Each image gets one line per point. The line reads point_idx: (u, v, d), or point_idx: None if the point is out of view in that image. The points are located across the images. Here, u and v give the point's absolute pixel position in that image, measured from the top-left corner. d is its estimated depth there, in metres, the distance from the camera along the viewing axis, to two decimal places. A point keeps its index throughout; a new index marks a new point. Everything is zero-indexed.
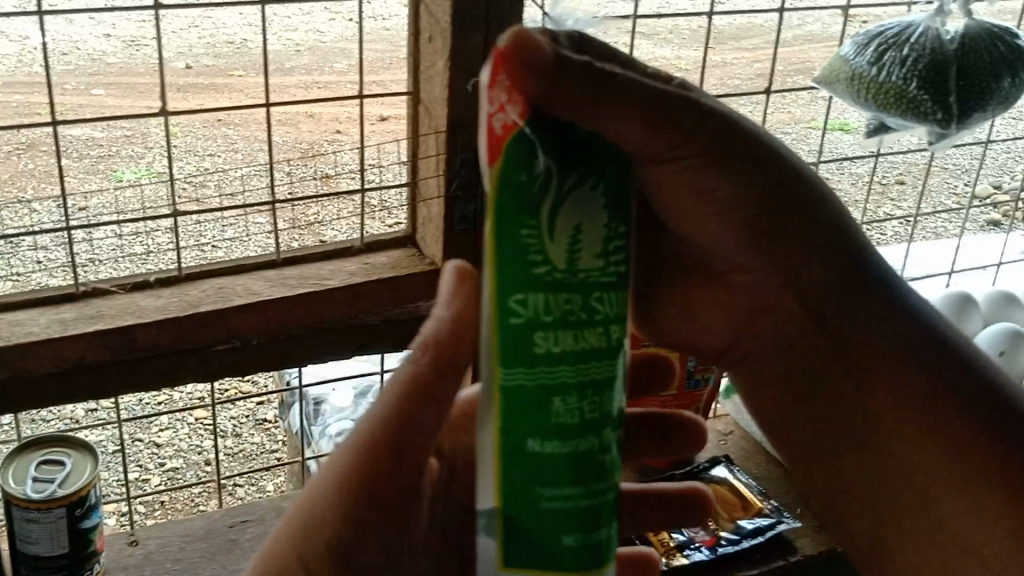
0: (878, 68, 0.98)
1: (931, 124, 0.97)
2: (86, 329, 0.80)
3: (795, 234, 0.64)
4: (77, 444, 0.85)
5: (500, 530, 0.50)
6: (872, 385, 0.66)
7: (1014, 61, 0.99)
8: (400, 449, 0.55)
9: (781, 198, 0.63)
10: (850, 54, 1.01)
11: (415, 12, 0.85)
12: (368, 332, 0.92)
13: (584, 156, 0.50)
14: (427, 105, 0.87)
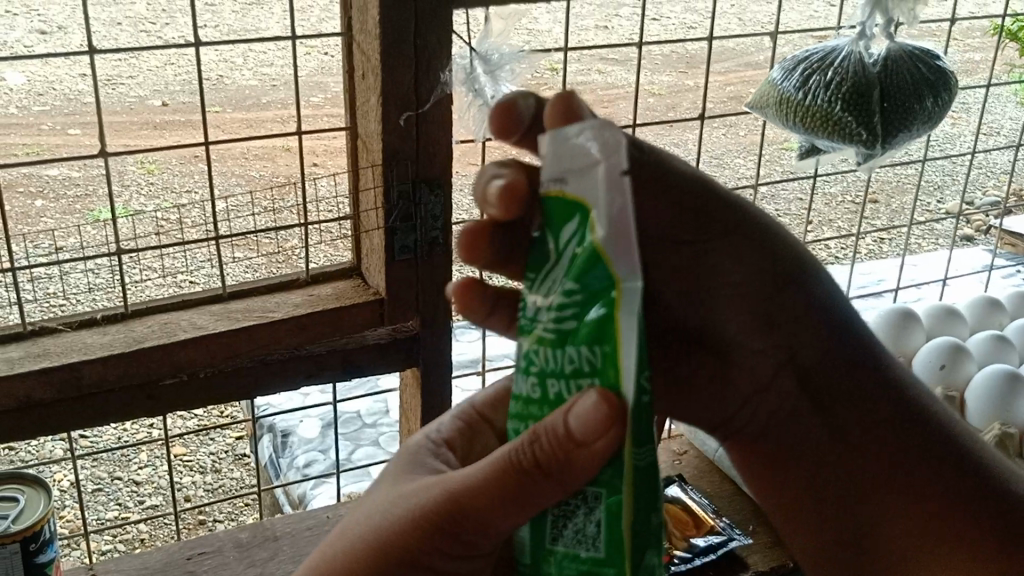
0: (804, 92, 1.01)
1: (856, 144, 1.01)
2: (30, 366, 0.81)
3: (788, 308, 0.68)
4: (31, 481, 0.87)
5: None
6: (874, 450, 0.70)
7: (934, 81, 1.02)
8: (470, 516, 0.50)
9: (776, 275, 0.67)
10: (778, 80, 1.04)
11: (348, 53, 0.89)
12: (316, 362, 0.93)
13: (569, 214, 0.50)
14: (364, 139, 0.90)
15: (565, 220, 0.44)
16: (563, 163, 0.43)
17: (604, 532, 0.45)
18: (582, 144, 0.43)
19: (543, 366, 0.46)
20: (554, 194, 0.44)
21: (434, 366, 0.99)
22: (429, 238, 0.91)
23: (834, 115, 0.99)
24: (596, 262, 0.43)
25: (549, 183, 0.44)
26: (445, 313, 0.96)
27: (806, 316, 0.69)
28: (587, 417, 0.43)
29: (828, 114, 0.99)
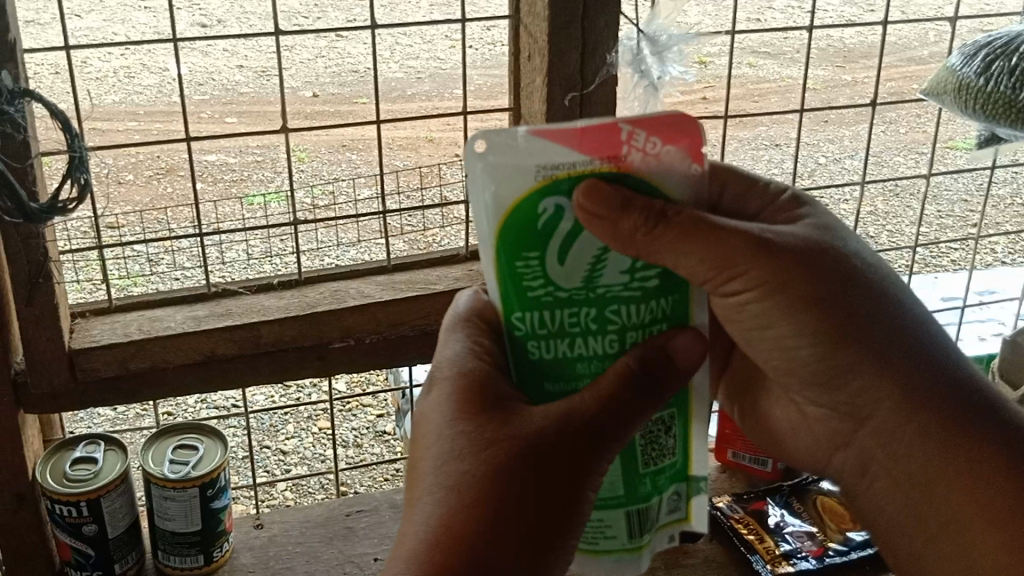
0: (986, 77, 0.97)
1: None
2: (218, 324, 0.87)
3: (838, 340, 0.60)
4: (208, 431, 0.93)
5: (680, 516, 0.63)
6: (920, 464, 0.63)
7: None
8: (579, 443, 0.53)
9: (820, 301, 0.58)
10: (958, 65, 1.00)
11: (515, 35, 0.91)
12: None
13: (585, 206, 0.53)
14: (527, 119, 0.92)
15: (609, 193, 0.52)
16: (622, 143, 0.51)
17: (679, 439, 0.61)
18: (649, 130, 0.51)
19: (626, 321, 0.55)
20: (604, 170, 0.52)
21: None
22: None
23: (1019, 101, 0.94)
24: (658, 198, 0.53)
25: (599, 161, 0.51)
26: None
27: (867, 346, 0.60)
28: (689, 353, 0.56)
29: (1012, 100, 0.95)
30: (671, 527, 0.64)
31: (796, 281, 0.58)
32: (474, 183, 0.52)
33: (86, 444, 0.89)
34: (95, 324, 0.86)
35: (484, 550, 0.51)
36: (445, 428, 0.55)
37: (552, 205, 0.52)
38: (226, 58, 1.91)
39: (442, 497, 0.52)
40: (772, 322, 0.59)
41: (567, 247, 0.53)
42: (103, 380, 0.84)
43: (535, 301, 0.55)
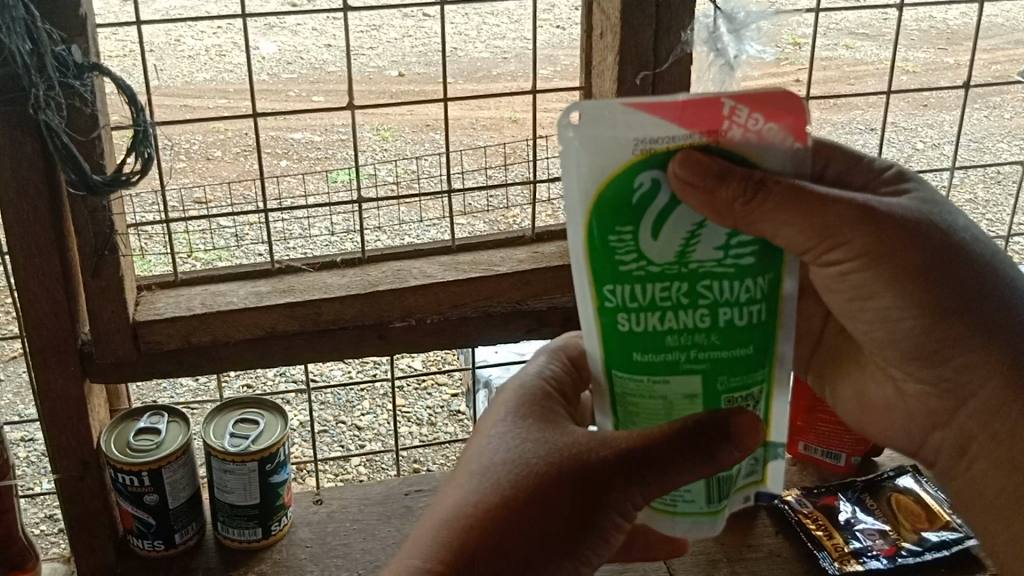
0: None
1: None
2: (279, 300, 0.87)
3: (943, 311, 0.59)
4: (270, 406, 0.93)
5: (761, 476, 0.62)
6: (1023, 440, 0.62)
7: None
8: (610, 475, 0.58)
9: (928, 273, 0.57)
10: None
11: (588, 10, 0.88)
12: (536, 318, 0.94)
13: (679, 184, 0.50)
14: (597, 100, 0.90)
15: None
16: (723, 119, 0.48)
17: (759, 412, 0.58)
18: (753, 106, 0.48)
19: (718, 296, 0.53)
20: (704, 146, 0.49)
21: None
22: None
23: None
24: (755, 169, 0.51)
25: (699, 136, 0.49)
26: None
27: (971, 319, 0.59)
28: (747, 437, 0.56)
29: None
30: (748, 489, 0.62)
31: (903, 251, 0.56)
32: (570, 158, 0.50)
33: (151, 414, 0.90)
34: (160, 297, 0.87)
35: (497, 540, 0.57)
36: (501, 435, 0.62)
37: (648, 179, 0.50)
38: (314, 35, 1.89)
39: (479, 481, 0.59)
40: (876, 293, 0.58)
41: (662, 221, 0.51)
42: (166, 352, 0.85)
43: (626, 274, 0.53)
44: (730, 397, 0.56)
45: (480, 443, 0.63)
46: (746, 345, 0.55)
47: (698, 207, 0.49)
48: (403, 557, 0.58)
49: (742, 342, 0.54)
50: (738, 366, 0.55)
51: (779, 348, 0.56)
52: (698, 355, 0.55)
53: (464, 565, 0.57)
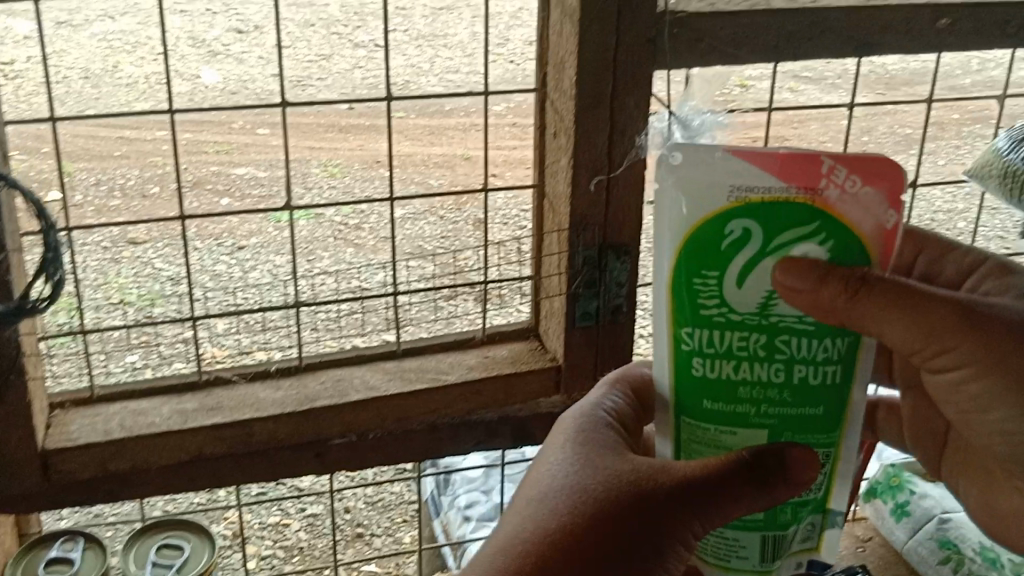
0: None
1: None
2: (206, 421, 0.80)
3: None
4: (195, 527, 0.86)
5: (818, 541, 0.57)
6: None
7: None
8: (662, 504, 0.55)
9: None
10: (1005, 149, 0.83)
11: (540, 107, 0.83)
12: (486, 429, 0.88)
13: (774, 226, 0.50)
14: (552, 201, 0.84)
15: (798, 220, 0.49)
16: (821, 177, 0.48)
17: (824, 478, 0.55)
18: (854, 169, 0.48)
19: (796, 353, 0.52)
20: (799, 202, 0.49)
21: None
22: (612, 307, 0.84)
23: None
24: (862, 262, 0.51)
25: (796, 190, 0.48)
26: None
27: None
28: (802, 468, 0.52)
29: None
30: (801, 555, 0.58)
31: (1019, 357, 0.56)
32: (658, 190, 0.51)
33: (64, 540, 0.82)
34: (74, 418, 0.80)
35: (550, 573, 0.55)
36: (555, 457, 0.59)
37: (738, 227, 0.50)
38: None
39: (529, 513, 0.57)
40: (990, 402, 0.58)
41: (746, 271, 0.50)
42: (82, 480, 0.78)
43: (705, 321, 0.52)
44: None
45: (536, 465, 0.60)
46: (817, 406, 0.53)
47: (791, 288, 0.49)
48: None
49: (816, 402, 0.53)
50: (810, 427, 0.53)
51: (856, 410, 0.53)
52: (769, 409, 0.53)
53: None
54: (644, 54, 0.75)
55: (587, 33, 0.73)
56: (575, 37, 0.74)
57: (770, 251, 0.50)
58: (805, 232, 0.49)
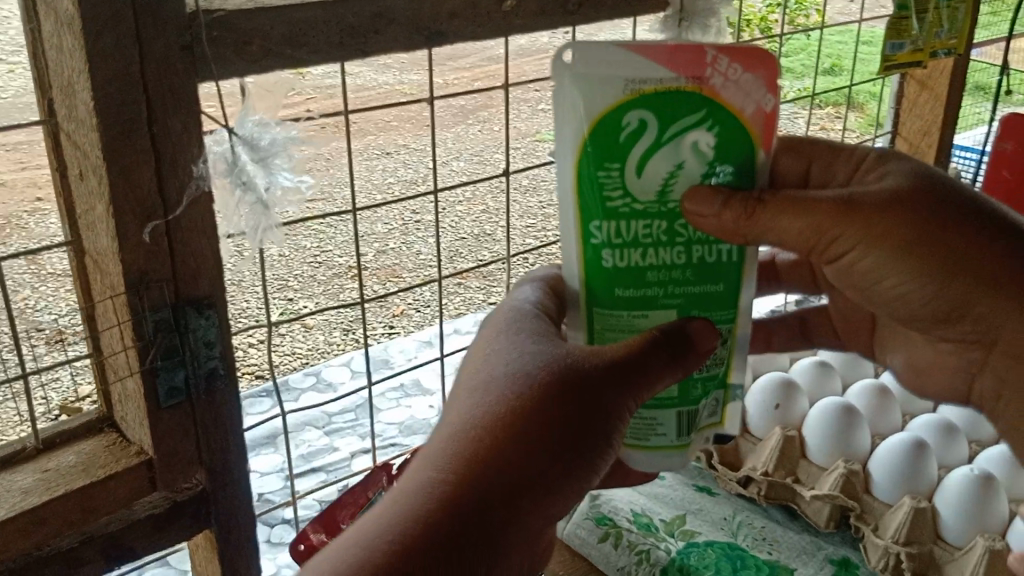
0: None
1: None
2: None
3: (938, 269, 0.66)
4: None
5: (721, 410, 0.76)
6: None
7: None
8: (598, 387, 0.62)
9: (917, 243, 0.65)
10: None
11: (54, 146, 0.65)
12: (70, 559, 0.67)
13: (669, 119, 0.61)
14: (95, 259, 0.66)
15: (688, 111, 0.61)
16: (706, 65, 0.60)
17: (725, 354, 0.72)
18: (731, 58, 0.61)
19: (692, 236, 0.65)
20: (690, 89, 0.60)
21: (242, 533, 0.74)
22: (204, 374, 0.68)
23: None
24: (749, 146, 0.63)
25: (686, 79, 0.60)
26: (240, 461, 0.72)
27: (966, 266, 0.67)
28: (704, 338, 0.66)
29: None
30: (708, 428, 0.76)
31: (897, 227, 0.65)
32: (564, 91, 0.62)
33: None
34: None
35: (509, 454, 0.59)
36: (496, 351, 0.66)
37: (635, 118, 0.61)
38: None
39: (479, 402, 0.61)
40: (883, 271, 0.67)
41: (645, 161, 0.62)
42: None
43: (613, 211, 0.64)
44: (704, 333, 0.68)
45: (477, 361, 0.66)
46: (716, 283, 0.67)
47: (697, 188, 0.63)
48: (424, 467, 0.59)
49: (712, 277, 0.67)
50: (707, 303, 0.68)
51: (745, 284, 0.69)
52: (673, 290, 0.67)
53: (476, 477, 0.57)
54: (185, 66, 0.61)
55: (101, 46, 0.58)
56: (82, 54, 0.58)
57: (665, 140, 0.62)
58: (697, 120, 0.61)
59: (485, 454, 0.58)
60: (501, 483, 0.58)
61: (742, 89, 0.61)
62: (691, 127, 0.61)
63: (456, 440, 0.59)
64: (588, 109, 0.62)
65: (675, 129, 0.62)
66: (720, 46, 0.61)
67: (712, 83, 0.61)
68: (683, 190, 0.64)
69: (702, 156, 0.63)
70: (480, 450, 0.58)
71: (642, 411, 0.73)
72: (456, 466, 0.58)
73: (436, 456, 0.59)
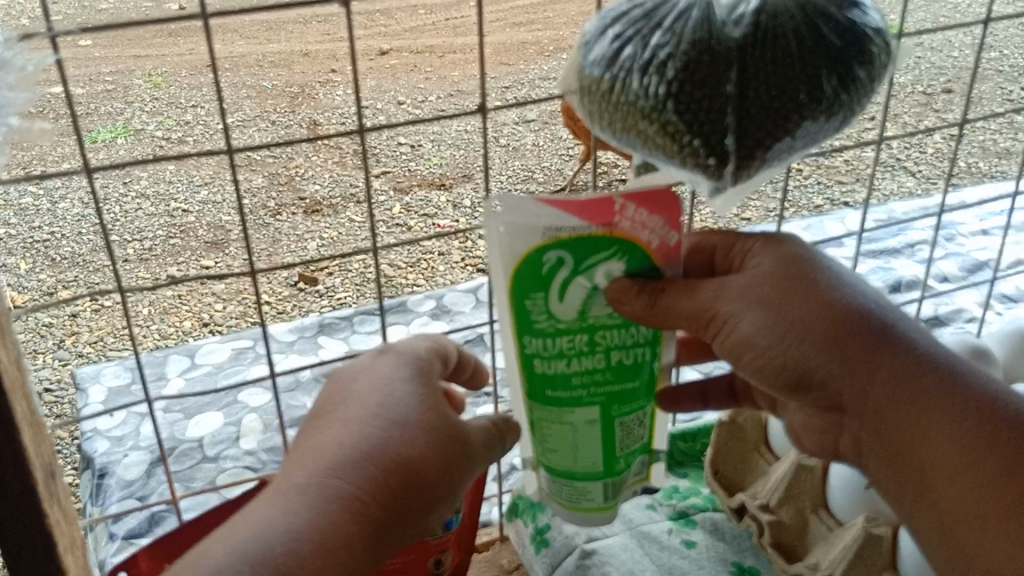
0: (614, 75, 0.58)
1: (692, 162, 0.57)
2: None
3: (805, 335, 0.63)
4: None
5: (647, 470, 0.73)
6: (921, 433, 0.61)
7: (844, 51, 0.56)
8: (451, 450, 0.63)
9: (780, 311, 0.63)
10: (585, 44, 0.61)
11: None
12: None
13: (590, 248, 0.61)
14: None
15: (598, 248, 0.61)
16: (614, 214, 0.60)
17: (645, 423, 0.70)
18: (637, 204, 0.60)
19: (611, 343, 0.65)
20: (599, 235, 0.60)
21: (38, 548, 0.64)
22: None
23: (656, 113, 0.56)
24: (647, 267, 0.63)
25: (596, 227, 0.60)
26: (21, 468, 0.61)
27: (835, 333, 0.63)
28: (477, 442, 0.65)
29: (647, 113, 0.57)
30: (634, 486, 0.74)
31: (764, 298, 0.64)
32: (495, 235, 0.61)
33: None
34: None
35: (381, 499, 0.58)
36: (397, 388, 0.64)
37: (554, 257, 0.61)
38: None
39: (359, 434, 0.60)
40: (754, 338, 0.64)
41: (566, 288, 0.62)
42: None
43: (540, 331, 0.64)
44: (622, 422, 0.69)
45: (376, 388, 0.64)
46: (632, 380, 0.67)
47: (616, 289, 0.62)
48: (309, 509, 0.56)
49: (632, 376, 0.67)
50: (627, 398, 0.68)
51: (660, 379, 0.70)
52: (597, 388, 0.67)
53: (350, 521, 0.56)
54: None
55: None
56: None
57: (582, 270, 0.62)
58: (605, 256, 0.62)
59: (355, 507, 0.57)
60: (360, 533, 0.57)
61: (650, 223, 0.61)
62: (601, 261, 0.62)
63: (327, 482, 0.57)
64: (505, 244, 0.61)
65: (594, 258, 0.62)
66: (633, 192, 0.60)
67: (620, 221, 0.60)
68: (599, 303, 0.63)
69: (617, 277, 0.62)
70: (368, 503, 0.58)
71: (569, 477, 0.70)
72: (338, 512, 0.56)
73: (314, 498, 0.57)
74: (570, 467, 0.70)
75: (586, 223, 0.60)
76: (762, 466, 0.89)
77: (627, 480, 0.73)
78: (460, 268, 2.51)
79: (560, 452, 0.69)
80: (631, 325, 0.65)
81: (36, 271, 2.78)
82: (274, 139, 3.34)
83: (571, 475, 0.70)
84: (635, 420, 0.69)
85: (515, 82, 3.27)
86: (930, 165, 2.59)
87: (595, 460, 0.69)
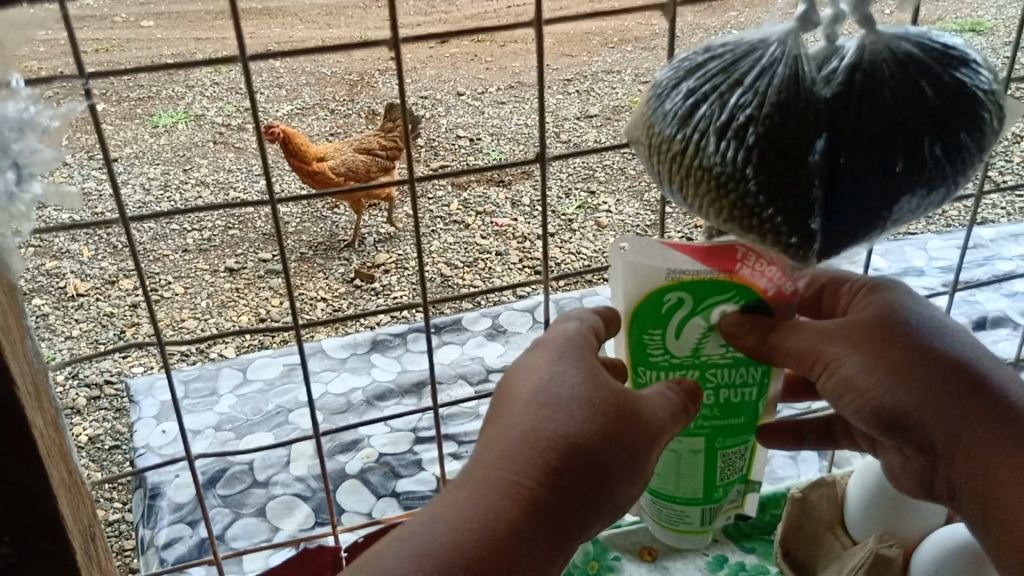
0: (687, 136, 0.54)
1: (772, 240, 0.53)
2: None
3: (902, 381, 0.58)
4: None
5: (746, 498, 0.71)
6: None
7: (951, 117, 0.51)
8: (636, 430, 0.54)
9: (878, 354, 0.58)
10: (657, 97, 0.57)
11: None
12: None
13: (708, 291, 0.58)
14: None
15: (718, 289, 0.58)
16: (736, 261, 0.57)
17: (747, 455, 0.68)
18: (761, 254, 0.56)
19: (721, 381, 0.63)
20: (720, 279, 0.57)
21: None
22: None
23: (732, 182, 0.52)
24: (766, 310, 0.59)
25: (716, 272, 0.57)
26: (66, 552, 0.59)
27: (935, 380, 0.57)
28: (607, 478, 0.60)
29: (723, 182, 0.52)
30: (732, 510, 0.72)
31: (862, 339, 0.59)
32: (614, 271, 0.60)
33: None
34: None
35: (562, 486, 0.51)
36: (566, 367, 0.55)
37: (674, 296, 0.59)
38: None
39: (524, 416, 0.53)
40: (850, 381, 0.59)
41: (681, 327, 0.60)
42: None
43: (654, 364, 0.62)
44: (725, 455, 0.66)
45: (540, 365, 0.56)
46: (738, 416, 0.65)
47: (727, 330, 0.59)
48: (470, 507, 0.50)
49: (738, 413, 0.65)
50: (734, 433, 0.65)
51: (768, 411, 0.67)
52: (702, 424, 0.64)
53: (519, 519, 0.49)
54: None
55: None
56: None
57: (699, 311, 0.59)
58: (723, 297, 0.58)
59: (522, 503, 0.50)
60: (529, 534, 0.49)
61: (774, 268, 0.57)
62: (720, 302, 0.59)
63: (488, 473, 0.51)
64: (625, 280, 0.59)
65: (713, 299, 0.59)
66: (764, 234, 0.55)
67: (744, 268, 0.57)
68: (716, 340, 0.61)
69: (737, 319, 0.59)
70: (540, 496, 0.50)
71: (668, 501, 0.69)
72: (499, 508, 0.49)
73: (475, 493, 0.50)
74: (670, 492, 0.68)
75: (705, 267, 0.57)
76: (836, 552, 0.84)
77: (726, 507, 0.71)
78: (516, 268, 2.45)
79: (661, 480, 0.68)
80: (745, 363, 0.62)
81: (100, 257, 2.72)
82: (335, 130, 3.32)
83: (671, 500, 0.69)
84: (740, 453, 0.67)
85: (578, 76, 3.21)
86: (1014, 176, 2.48)
87: (695, 489, 0.67)
